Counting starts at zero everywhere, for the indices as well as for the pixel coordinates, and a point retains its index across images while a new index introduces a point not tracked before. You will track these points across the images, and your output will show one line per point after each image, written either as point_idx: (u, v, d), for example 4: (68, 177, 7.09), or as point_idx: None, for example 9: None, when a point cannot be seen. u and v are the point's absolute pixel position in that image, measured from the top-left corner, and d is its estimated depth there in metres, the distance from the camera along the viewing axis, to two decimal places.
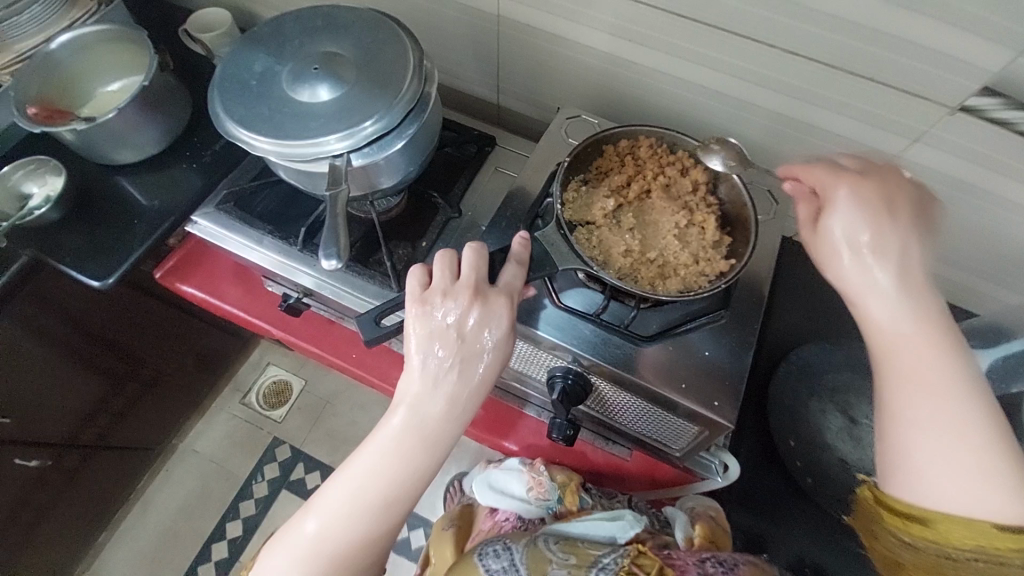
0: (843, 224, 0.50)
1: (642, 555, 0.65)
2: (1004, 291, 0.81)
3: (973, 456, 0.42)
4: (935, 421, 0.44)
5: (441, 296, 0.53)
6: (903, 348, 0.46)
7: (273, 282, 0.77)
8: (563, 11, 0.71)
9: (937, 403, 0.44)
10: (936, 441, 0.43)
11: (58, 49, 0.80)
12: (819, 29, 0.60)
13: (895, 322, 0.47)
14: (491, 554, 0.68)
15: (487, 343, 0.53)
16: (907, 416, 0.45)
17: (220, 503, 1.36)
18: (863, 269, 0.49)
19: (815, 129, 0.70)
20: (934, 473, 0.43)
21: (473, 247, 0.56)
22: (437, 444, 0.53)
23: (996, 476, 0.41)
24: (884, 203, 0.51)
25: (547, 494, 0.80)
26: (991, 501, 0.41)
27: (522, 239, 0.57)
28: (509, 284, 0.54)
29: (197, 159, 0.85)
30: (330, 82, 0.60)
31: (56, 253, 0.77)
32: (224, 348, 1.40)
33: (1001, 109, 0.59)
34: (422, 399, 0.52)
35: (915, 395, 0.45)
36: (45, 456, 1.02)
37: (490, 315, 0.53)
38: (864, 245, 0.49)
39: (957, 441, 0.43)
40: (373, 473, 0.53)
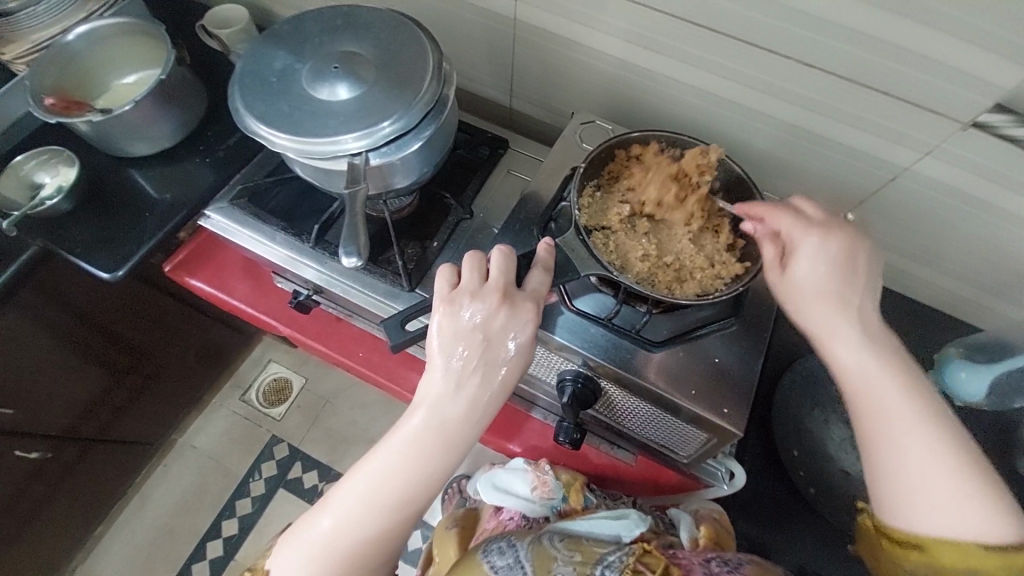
0: (814, 266, 0.52)
1: (648, 554, 0.61)
2: (1008, 307, 0.77)
3: (953, 484, 0.47)
4: (914, 455, 0.48)
5: (468, 297, 0.51)
6: (875, 390, 0.50)
7: (283, 279, 0.76)
8: (580, 17, 0.70)
9: (913, 437, 0.48)
10: (923, 475, 0.47)
11: (74, 40, 0.80)
12: (838, 43, 0.58)
13: (860, 364, 0.50)
14: (495, 551, 0.65)
15: (512, 349, 0.51)
16: (892, 454, 0.48)
17: (217, 500, 1.36)
18: (835, 313, 0.51)
19: (832, 147, 0.69)
20: (924, 505, 0.47)
21: (503, 249, 0.53)
22: (456, 449, 0.51)
23: (975, 498, 0.46)
24: (845, 243, 0.53)
25: (552, 493, 0.74)
26: (976, 523, 0.46)
27: (545, 244, 0.55)
28: (535, 290, 0.52)
29: (210, 153, 0.85)
30: (349, 81, 0.59)
31: (65, 244, 0.76)
32: (227, 343, 1.40)
33: (1012, 126, 0.57)
34: (445, 402, 0.50)
35: (894, 432, 0.48)
36: (46, 449, 1.03)
37: (517, 319, 0.51)
38: (830, 288, 0.52)
39: (939, 472, 0.47)
40: (389, 473, 0.50)
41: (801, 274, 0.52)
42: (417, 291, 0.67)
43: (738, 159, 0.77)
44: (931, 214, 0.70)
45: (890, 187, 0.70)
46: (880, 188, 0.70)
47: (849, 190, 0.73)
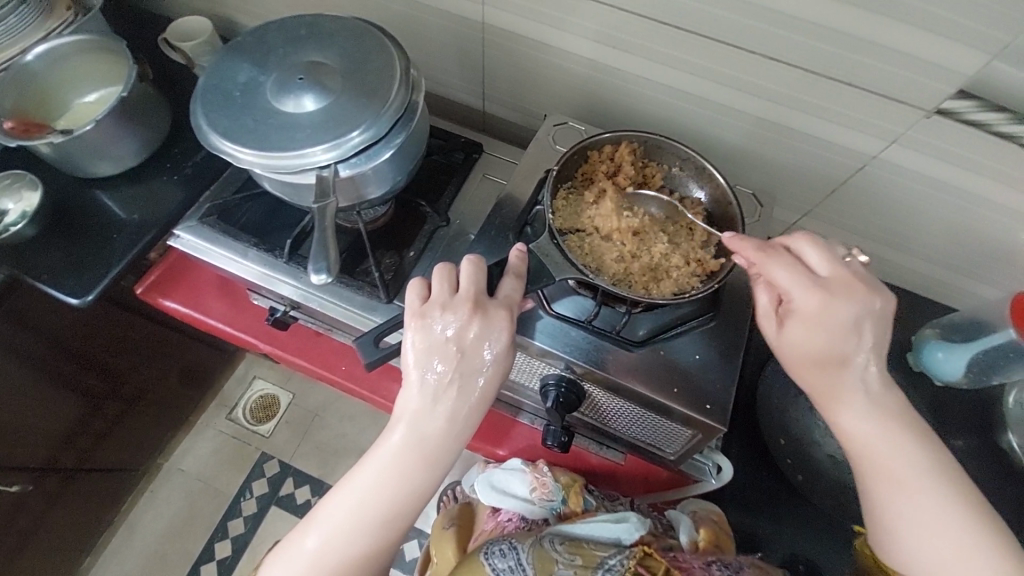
0: (810, 330, 0.51)
1: (649, 557, 0.63)
2: (984, 287, 0.79)
3: (956, 539, 0.48)
4: (920, 512, 0.49)
5: (440, 309, 0.50)
6: (881, 451, 0.51)
7: (259, 296, 0.75)
8: (547, 18, 0.70)
9: (918, 496, 0.49)
10: (927, 531, 0.49)
11: (33, 61, 0.78)
12: (802, 37, 0.59)
13: (860, 421, 0.51)
14: (496, 553, 0.64)
15: (489, 359, 0.50)
16: (897, 511, 0.50)
17: (208, 522, 1.33)
18: (834, 372, 0.51)
19: (803, 139, 0.69)
20: (922, 553, 0.49)
21: (472, 259, 0.53)
22: (439, 462, 0.50)
23: (976, 551, 0.48)
24: (852, 305, 0.50)
25: (552, 495, 0.73)
26: (978, 575, 0.48)
27: (518, 251, 0.54)
28: (508, 296, 0.52)
29: (178, 171, 0.83)
30: (315, 92, 0.58)
31: (31, 271, 0.74)
32: (208, 361, 1.37)
33: (975, 111, 0.58)
34: (423, 416, 0.49)
35: (898, 491, 0.50)
36: (25, 481, 0.99)
37: (491, 327, 0.50)
38: (834, 350, 0.51)
39: (942, 528, 0.49)
40: (373, 489, 0.50)
41: (796, 336, 0.52)
42: (395, 302, 0.67)
43: (711, 153, 0.77)
44: (902, 200, 0.71)
45: (861, 176, 0.71)
46: (851, 177, 0.71)
47: (822, 179, 0.74)
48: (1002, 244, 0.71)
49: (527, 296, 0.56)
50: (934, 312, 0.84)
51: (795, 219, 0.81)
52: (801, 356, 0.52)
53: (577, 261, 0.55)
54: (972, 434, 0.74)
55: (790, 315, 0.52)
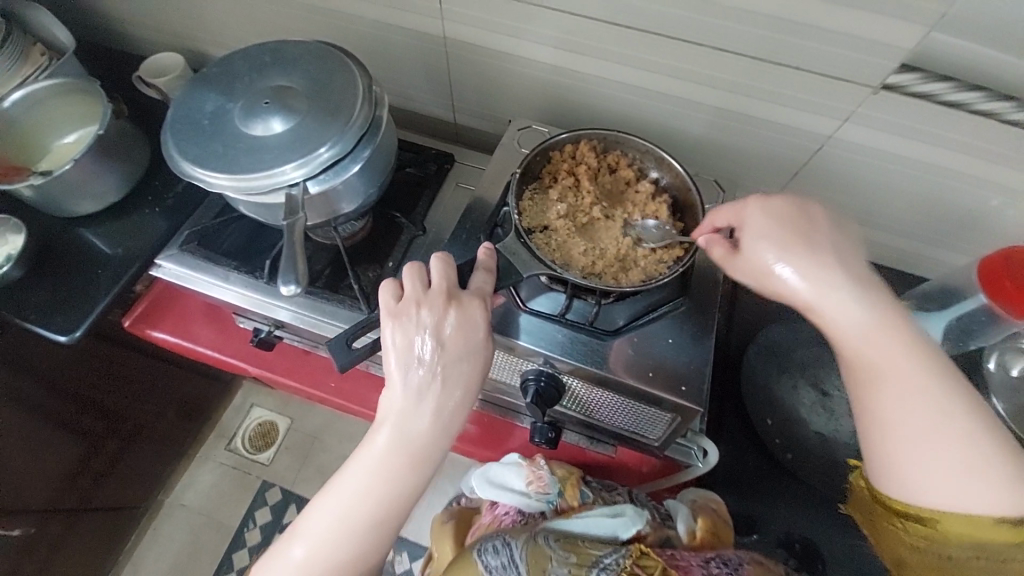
0: (773, 240, 0.51)
1: (646, 555, 0.62)
2: (953, 254, 0.80)
3: (974, 464, 0.44)
4: (928, 432, 0.45)
5: (415, 305, 0.51)
6: (871, 354, 0.48)
7: (244, 318, 0.76)
8: (505, 29, 0.72)
9: (921, 414, 0.46)
10: (941, 455, 0.45)
11: (10, 107, 0.80)
12: (747, 26, 0.61)
13: (855, 326, 0.48)
14: (490, 550, 0.65)
15: (468, 351, 0.51)
16: (901, 436, 0.46)
17: (213, 553, 1.32)
18: (815, 276, 0.49)
19: (761, 125, 0.71)
20: (927, 477, 0.46)
21: (440, 255, 0.54)
22: (427, 458, 0.51)
23: (992, 476, 0.44)
24: (798, 213, 0.53)
25: (548, 488, 0.73)
26: (990, 498, 0.44)
27: (486, 249, 0.56)
28: (480, 288, 0.53)
29: (159, 203, 0.85)
30: (281, 115, 0.60)
31: (19, 311, 0.75)
32: (205, 392, 1.37)
33: (918, 83, 0.60)
34: (408, 413, 0.50)
35: (889, 403, 0.47)
36: (26, 524, 0.99)
37: (467, 318, 0.51)
38: (797, 258, 0.50)
39: (955, 452, 0.45)
40: (362, 489, 0.50)
41: (763, 253, 0.51)
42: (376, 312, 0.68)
43: (676, 146, 0.79)
44: (864, 176, 0.73)
45: (822, 156, 0.73)
46: (812, 158, 0.73)
47: (784, 162, 0.76)
48: (965, 211, 0.73)
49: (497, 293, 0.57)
50: (909, 283, 0.85)
51: None
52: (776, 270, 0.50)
53: (545, 256, 0.56)
54: None
55: (750, 241, 0.52)
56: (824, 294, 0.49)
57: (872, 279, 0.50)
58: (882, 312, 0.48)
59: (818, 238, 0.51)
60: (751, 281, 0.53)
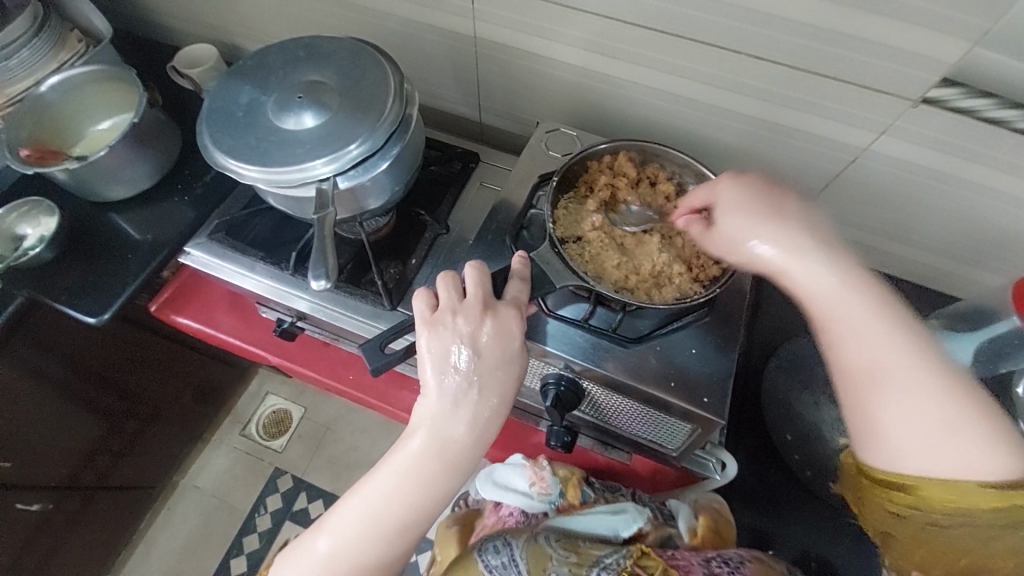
0: (745, 214, 0.53)
1: (646, 556, 0.62)
2: (987, 274, 0.78)
3: (948, 430, 0.46)
4: (906, 401, 0.47)
5: (451, 314, 0.51)
6: (836, 318, 0.49)
7: (267, 308, 0.77)
8: (536, 30, 0.72)
9: (884, 378, 0.47)
10: (920, 421, 0.46)
11: (47, 91, 0.82)
12: (784, 34, 0.60)
13: (826, 294, 0.49)
14: (491, 550, 0.65)
15: (504, 361, 0.51)
16: (872, 398, 0.48)
17: (224, 536, 1.35)
18: (788, 244, 0.51)
19: (795, 135, 0.70)
20: (904, 442, 0.47)
21: (475, 264, 0.54)
22: (458, 466, 0.51)
23: (971, 440, 0.46)
24: (767, 183, 0.55)
25: (550, 489, 0.72)
26: (971, 464, 0.46)
27: (519, 256, 0.56)
28: (515, 298, 0.53)
29: (188, 192, 0.86)
30: (313, 109, 0.60)
31: (50, 292, 0.77)
32: (222, 378, 1.39)
33: (961, 98, 0.58)
34: (442, 420, 0.50)
35: (856, 360, 0.48)
36: (45, 499, 1.01)
37: (504, 327, 0.51)
38: (776, 231, 0.51)
39: (938, 418, 0.46)
40: (391, 493, 0.50)
41: (739, 226, 0.53)
42: (398, 309, 0.68)
43: (704, 154, 0.78)
44: (898, 190, 0.72)
45: (854, 168, 0.71)
46: (845, 170, 0.72)
47: (816, 173, 0.74)
48: (1001, 230, 0.71)
49: (529, 303, 0.57)
50: (939, 301, 0.83)
51: None
52: (756, 248, 0.52)
53: (578, 269, 0.56)
54: None
55: (725, 213, 0.54)
56: (800, 262, 0.50)
57: (843, 249, 0.51)
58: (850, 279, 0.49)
59: (789, 211, 0.52)
60: (723, 256, 0.55)
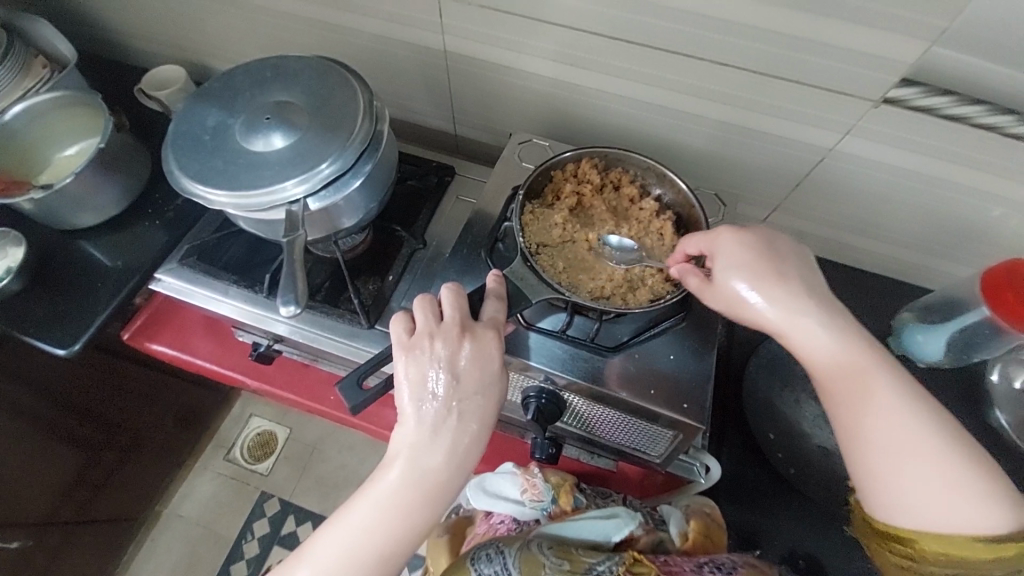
0: (742, 271, 0.52)
1: (638, 562, 0.62)
2: (955, 266, 0.80)
3: (952, 484, 0.45)
4: (907, 462, 0.46)
5: (428, 338, 0.51)
6: (843, 378, 0.49)
7: (243, 332, 0.76)
8: (505, 43, 0.72)
9: (886, 433, 0.46)
10: (917, 479, 0.45)
11: (12, 120, 0.80)
12: (747, 41, 0.61)
13: (830, 352, 0.49)
14: (483, 559, 0.64)
15: (483, 385, 0.50)
16: (878, 453, 0.46)
17: (211, 565, 1.31)
18: (784, 301, 0.50)
19: (765, 137, 0.71)
20: (909, 500, 0.45)
21: (451, 286, 0.54)
22: (440, 494, 0.50)
23: (968, 496, 0.44)
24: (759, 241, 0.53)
25: (541, 496, 0.71)
26: (970, 519, 0.44)
27: (495, 275, 0.56)
28: (493, 318, 0.53)
29: (159, 216, 0.85)
30: (282, 130, 0.60)
31: (17, 324, 0.75)
32: (204, 402, 1.37)
33: (922, 97, 0.60)
34: (422, 449, 0.49)
35: (862, 421, 0.47)
36: (24, 537, 0.98)
37: (483, 350, 0.51)
38: (765, 287, 0.50)
39: (940, 472, 0.45)
40: (371, 524, 0.49)
41: (733, 283, 0.52)
42: (376, 327, 0.68)
43: (676, 159, 0.79)
44: (866, 188, 0.73)
45: (822, 168, 0.72)
46: (813, 170, 0.73)
47: (786, 174, 0.75)
48: (967, 222, 0.72)
49: (507, 320, 0.56)
50: (912, 294, 0.85)
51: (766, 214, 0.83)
52: (756, 308, 0.51)
53: (553, 281, 0.56)
54: (961, 414, 0.74)
55: (717, 266, 0.53)
56: (795, 321, 0.50)
57: (833, 311, 0.50)
58: (851, 336, 0.49)
59: (787, 271, 0.51)
60: (724, 311, 0.54)
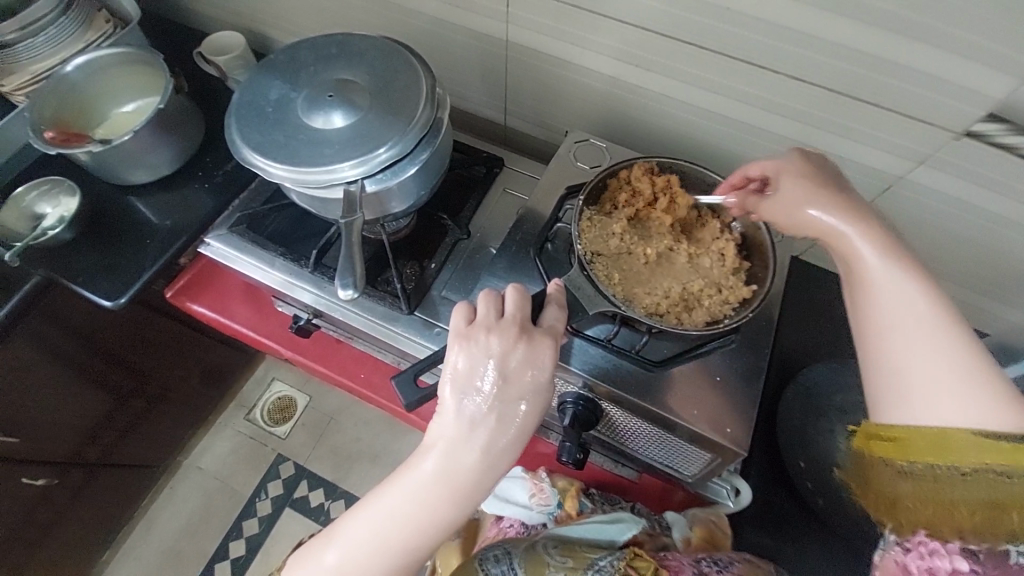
0: (796, 177, 0.54)
1: (639, 557, 0.61)
2: (1013, 311, 0.77)
3: (959, 375, 0.39)
4: (912, 352, 0.41)
5: (485, 333, 0.51)
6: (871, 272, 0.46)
7: (284, 303, 0.76)
8: (570, 37, 0.71)
9: (903, 317, 0.43)
10: (924, 367, 0.40)
11: (73, 71, 0.81)
12: (827, 58, 0.59)
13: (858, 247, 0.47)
14: (491, 559, 0.64)
15: (528, 390, 0.50)
16: (887, 340, 0.43)
17: (224, 519, 1.35)
18: (823, 202, 0.51)
19: (830, 158, 0.69)
20: (911, 389, 0.40)
21: (515, 287, 0.54)
22: (471, 494, 0.49)
23: (980, 390, 0.38)
24: (828, 175, 0.53)
25: (548, 500, 0.72)
26: (979, 414, 0.37)
27: (556, 284, 0.55)
28: (552, 325, 0.52)
29: (208, 179, 0.86)
30: (344, 109, 0.59)
31: (68, 272, 0.77)
32: (229, 362, 1.40)
33: (1007, 134, 0.57)
34: (459, 446, 0.49)
35: (881, 310, 0.44)
36: (50, 475, 1.02)
37: (536, 356, 0.50)
38: (814, 193, 0.52)
39: (946, 358, 0.40)
40: (399, 510, 0.50)
41: (789, 187, 0.53)
42: (415, 313, 0.68)
43: (732, 172, 0.77)
44: (929, 221, 0.70)
45: (886, 197, 0.70)
46: (878, 198, 0.71)
47: None
48: None
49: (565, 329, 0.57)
50: None
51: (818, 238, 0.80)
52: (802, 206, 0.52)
53: (610, 294, 0.56)
54: None
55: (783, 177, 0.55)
56: (834, 220, 0.49)
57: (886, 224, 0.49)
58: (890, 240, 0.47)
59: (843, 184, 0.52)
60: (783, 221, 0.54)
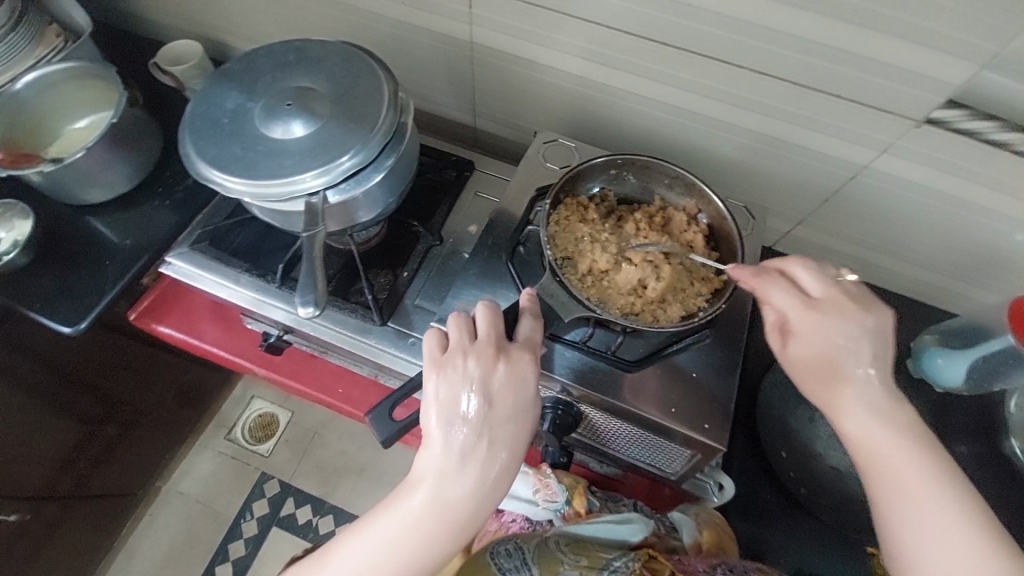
0: (803, 331, 0.51)
1: (654, 560, 0.61)
2: (980, 291, 0.78)
3: (970, 550, 0.43)
4: (925, 531, 0.44)
5: (461, 356, 0.50)
6: (877, 445, 0.47)
7: (253, 320, 0.74)
8: (535, 37, 0.70)
9: (912, 499, 0.45)
10: (938, 546, 0.43)
11: (23, 89, 0.78)
12: (790, 51, 0.59)
13: (862, 417, 0.48)
14: (503, 554, 0.63)
15: (512, 410, 0.49)
16: (903, 521, 0.45)
17: (209, 544, 1.32)
18: (831, 365, 0.50)
19: (797, 149, 0.69)
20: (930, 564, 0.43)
21: (486, 304, 0.53)
22: (464, 523, 0.48)
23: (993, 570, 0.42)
24: (841, 319, 0.50)
25: (556, 496, 0.68)
26: None
27: (528, 292, 0.54)
28: (528, 338, 0.52)
29: (169, 196, 0.83)
30: (303, 117, 0.58)
31: (24, 299, 0.74)
32: (205, 381, 1.36)
33: (965, 120, 0.58)
34: (448, 477, 0.48)
35: (888, 486, 0.46)
36: (23, 510, 0.97)
37: (516, 374, 0.50)
38: (823, 353, 0.50)
39: (955, 539, 0.43)
40: (391, 549, 0.48)
41: (798, 343, 0.51)
42: (388, 324, 0.66)
43: (703, 165, 0.77)
44: (896, 208, 0.71)
45: (853, 184, 0.70)
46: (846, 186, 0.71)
47: (815, 188, 0.73)
48: (997, 247, 0.71)
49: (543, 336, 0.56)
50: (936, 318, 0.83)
51: (790, 227, 0.81)
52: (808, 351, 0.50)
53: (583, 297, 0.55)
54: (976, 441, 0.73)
55: (791, 322, 0.51)
56: (839, 385, 0.49)
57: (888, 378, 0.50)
58: (891, 404, 0.49)
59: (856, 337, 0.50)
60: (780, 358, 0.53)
